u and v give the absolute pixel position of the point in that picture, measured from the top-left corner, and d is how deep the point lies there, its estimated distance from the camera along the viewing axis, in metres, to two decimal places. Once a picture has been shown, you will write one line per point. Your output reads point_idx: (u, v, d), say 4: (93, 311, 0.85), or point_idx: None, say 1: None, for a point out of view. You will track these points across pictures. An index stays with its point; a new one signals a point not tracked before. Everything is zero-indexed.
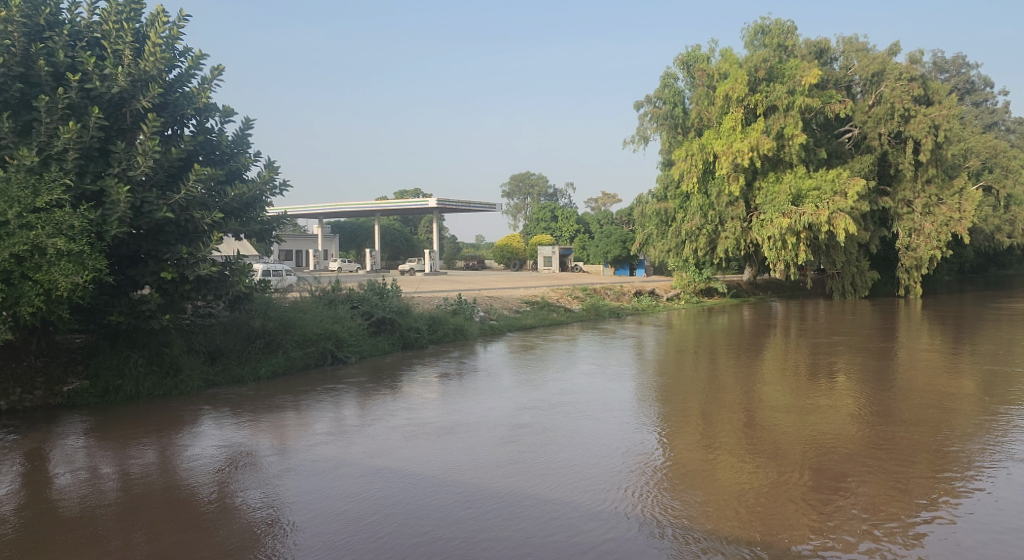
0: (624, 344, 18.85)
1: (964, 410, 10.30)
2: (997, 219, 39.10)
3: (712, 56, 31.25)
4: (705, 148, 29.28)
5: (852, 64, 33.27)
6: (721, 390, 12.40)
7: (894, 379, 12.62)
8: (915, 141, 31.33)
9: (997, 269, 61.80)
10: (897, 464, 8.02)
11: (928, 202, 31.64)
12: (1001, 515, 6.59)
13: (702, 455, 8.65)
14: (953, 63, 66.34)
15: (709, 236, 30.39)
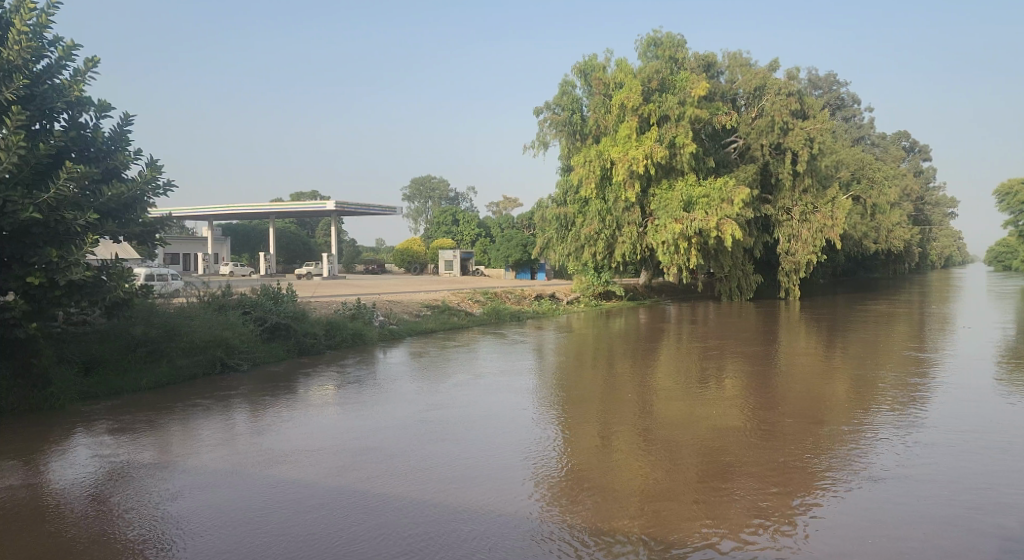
0: (525, 348, 18.87)
1: (838, 407, 10.89)
2: (865, 226, 42.09)
3: (608, 65, 31.88)
4: (602, 155, 29.90)
5: (737, 78, 34.96)
6: (618, 394, 12.60)
7: (776, 380, 13.26)
8: (793, 153, 33.20)
9: (865, 272, 66.56)
10: (779, 462, 8.36)
11: (805, 210, 33.43)
12: (878, 502, 6.96)
13: (598, 458, 8.73)
14: (825, 80, 71.10)
15: (607, 240, 30.98)
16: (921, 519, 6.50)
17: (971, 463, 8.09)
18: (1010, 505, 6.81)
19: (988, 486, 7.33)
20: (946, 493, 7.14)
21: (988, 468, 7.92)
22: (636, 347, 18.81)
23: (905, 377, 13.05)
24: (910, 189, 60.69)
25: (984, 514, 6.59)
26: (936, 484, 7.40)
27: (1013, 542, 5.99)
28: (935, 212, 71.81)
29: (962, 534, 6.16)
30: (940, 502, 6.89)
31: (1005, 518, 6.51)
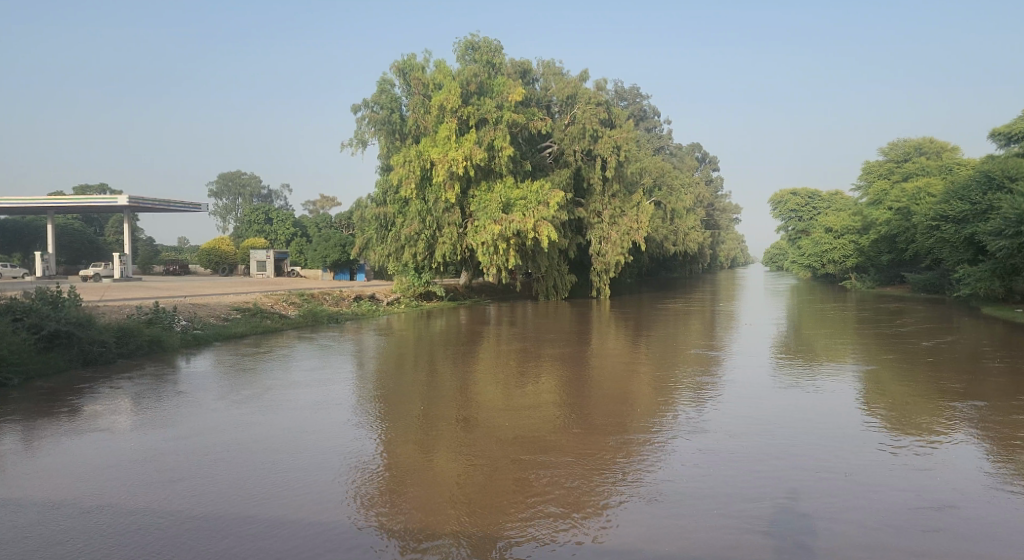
0: (343, 351, 18.35)
1: (639, 403, 11.71)
2: (665, 229, 45.65)
3: (426, 66, 31.83)
4: (422, 156, 29.77)
5: (550, 86, 36.51)
6: (439, 395, 12.68)
7: (588, 378, 14.03)
8: (602, 160, 35.19)
9: (665, 271, 72.25)
10: (586, 457, 8.83)
11: (614, 214, 35.59)
12: (675, 492, 7.57)
13: (419, 461, 8.75)
14: (630, 93, 76.20)
15: (427, 240, 30.89)
16: (707, 508, 7.12)
17: (750, 453, 9.01)
18: (780, 488, 7.70)
19: (763, 473, 8.21)
20: (730, 483, 7.88)
21: (764, 457, 8.86)
22: (457, 347, 18.97)
23: (695, 374, 14.31)
24: (702, 196, 66.73)
25: (759, 499, 7.36)
26: (721, 474, 8.16)
27: (781, 523, 6.75)
28: (722, 217, 79.58)
29: (741, 519, 6.85)
30: (724, 491, 7.60)
31: (775, 501, 7.32)
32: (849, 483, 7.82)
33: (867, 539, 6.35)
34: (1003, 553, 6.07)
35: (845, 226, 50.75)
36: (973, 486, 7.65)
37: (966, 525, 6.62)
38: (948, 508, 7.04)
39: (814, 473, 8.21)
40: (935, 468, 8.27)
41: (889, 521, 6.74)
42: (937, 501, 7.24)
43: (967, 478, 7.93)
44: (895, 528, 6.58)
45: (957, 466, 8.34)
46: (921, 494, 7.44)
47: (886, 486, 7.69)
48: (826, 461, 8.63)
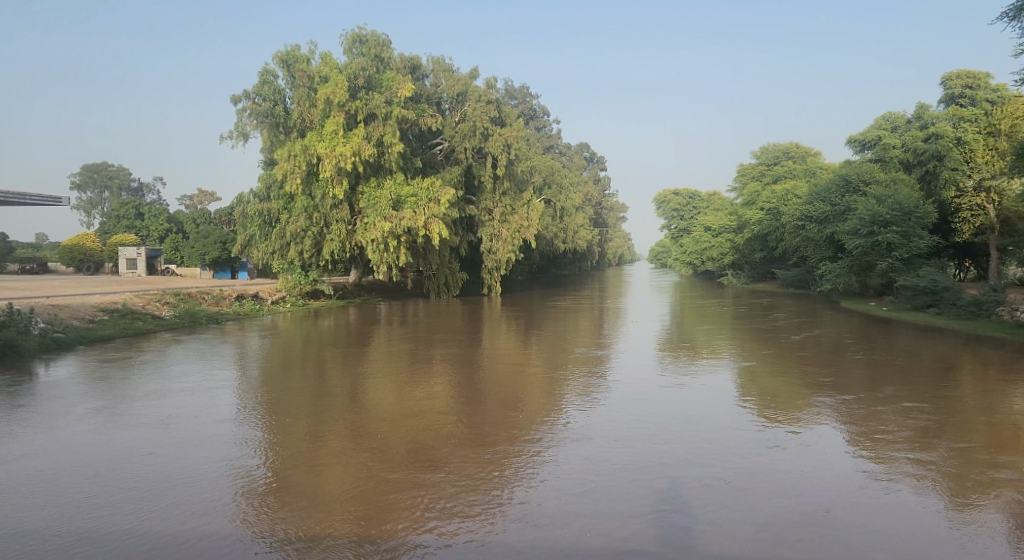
0: (224, 354, 17.49)
1: (528, 403, 11.77)
2: (555, 227, 46.46)
3: (311, 57, 30.78)
4: (308, 150, 28.71)
5: (440, 83, 36.25)
6: (329, 396, 12.33)
7: (481, 376, 14.07)
8: (493, 158, 35.35)
9: (555, 269, 73.55)
10: (476, 462, 8.74)
11: (504, 212, 35.85)
12: (563, 492, 7.73)
13: (308, 465, 8.49)
14: (520, 92, 76.79)
15: (315, 238, 29.76)
16: (598, 511, 7.25)
17: (638, 451, 9.28)
18: (662, 486, 8.00)
19: (650, 472, 8.47)
20: (619, 482, 8.08)
21: (651, 454, 9.14)
22: (345, 348, 18.42)
23: (583, 371, 14.59)
24: (590, 195, 68.41)
25: (647, 499, 7.58)
26: (610, 474, 8.36)
27: (669, 524, 6.97)
28: (609, 216, 81.94)
29: (631, 520, 7.02)
30: (614, 492, 7.78)
31: (660, 501, 7.57)
32: (729, 479, 8.20)
33: (748, 538, 6.68)
34: (867, 545, 6.55)
35: (722, 225, 53.48)
36: (839, 479, 8.22)
37: (833, 519, 7.10)
38: (818, 502, 7.52)
39: (692, 469, 8.60)
40: (805, 461, 8.82)
41: (766, 518, 7.12)
42: (809, 495, 7.72)
43: (834, 470, 8.51)
44: (771, 525, 6.96)
45: (824, 458, 8.94)
46: (793, 489, 7.91)
47: (763, 482, 8.13)
48: (706, 457, 9.01)
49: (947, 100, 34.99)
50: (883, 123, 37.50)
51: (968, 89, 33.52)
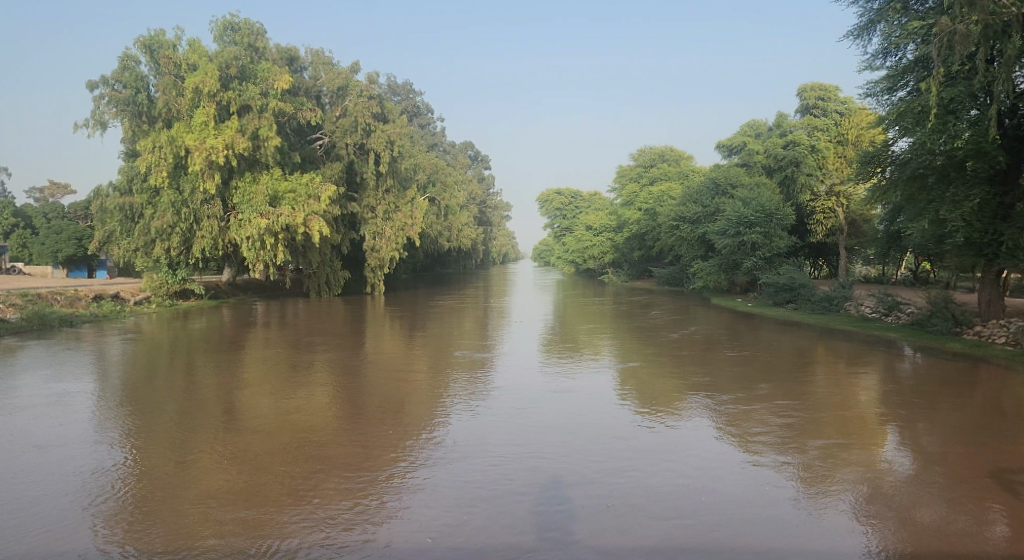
0: (79, 359, 16.12)
1: (413, 407, 11.46)
2: (440, 225, 46.20)
3: (177, 44, 28.89)
4: (175, 142, 26.83)
5: (320, 76, 35.08)
6: (199, 401, 11.64)
7: (364, 379, 13.74)
8: (376, 154, 34.65)
9: (440, 268, 73.28)
10: (355, 467, 8.52)
11: (388, 209, 35.25)
12: (442, 499, 7.64)
13: (173, 478, 7.96)
14: (403, 88, 75.56)
15: (183, 234, 28.03)
16: (481, 516, 7.23)
17: (520, 450, 9.33)
18: (540, 487, 8.08)
19: (533, 472, 8.54)
20: (501, 485, 8.10)
21: (533, 453, 9.22)
22: (215, 351, 17.37)
23: (467, 372, 14.52)
24: (475, 194, 68.57)
25: (529, 502, 7.65)
26: (493, 476, 8.36)
27: (550, 526, 7.06)
28: (493, 215, 82.49)
29: (511, 527, 7.03)
30: (497, 496, 7.79)
31: (538, 503, 7.64)
32: (608, 477, 8.41)
33: (627, 538, 6.88)
34: (735, 538, 6.92)
35: (602, 225, 55.13)
36: (709, 472, 8.63)
37: (704, 514, 7.45)
38: (690, 497, 7.87)
39: (569, 467, 8.75)
40: (679, 456, 9.19)
41: (642, 515, 7.36)
42: (682, 490, 8.06)
43: (705, 463, 8.92)
44: (648, 523, 7.21)
45: (697, 452, 9.34)
46: (668, 484, 8.23)
47: (640, 478, 8.40)
48: (587, 454, 9.20)
49: (802, 111, 37.86)
50: (747, 129, 40.00)
51: (820, 101, 36.44)
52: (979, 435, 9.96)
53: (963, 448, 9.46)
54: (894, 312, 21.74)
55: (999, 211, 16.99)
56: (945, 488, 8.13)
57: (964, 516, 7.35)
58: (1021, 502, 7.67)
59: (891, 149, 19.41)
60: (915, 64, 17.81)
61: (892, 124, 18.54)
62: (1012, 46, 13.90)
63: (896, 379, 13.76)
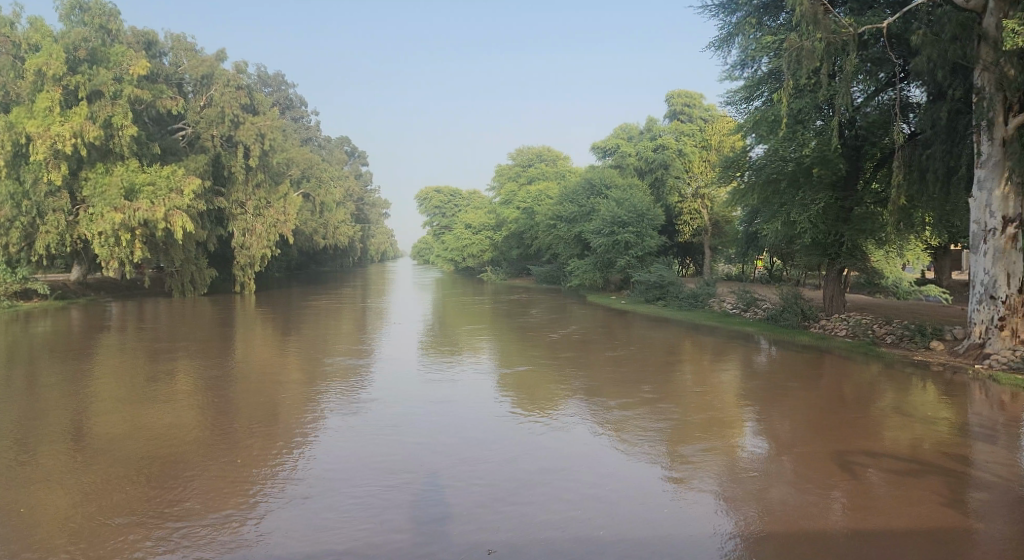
0: None
1: (288, 415, 10.92)
2: (315, 222, 44.86)
3: (16, 21, 26.32)
4: (13, 128, 24.45)
5: (181, 62, 33.08)
6: (44, 414, 10.76)
7: (232, 384, 13.21)
8: (244, 147, 33.14)
9: (316, 267, 71.33)
10: (221, 476, 8.24)
11: (258, 205, 33.85)
12: (312, 508, 7.42)
13: (16, 503, 7.38)
14: (274, 79, 72.54)
15: (24, 229, 25.65)
16: (356, 522, 7.10)
17: (396, 452, 9.23)
18: (415, 489, 8.01)
19: (410, 473, 8.47)
20: (378, 488, 7.98)
21: (409, 454, 9.14)
22: (64, 358, 15.92)
23: (343, 375, 14.19)
24: (352, 190, 67.08)
25: (407, 503, 7.60)
26: (369, 480, 8.21)
27: (427, 528, 7.02)
28: (371, 212, 81.14)
29: (385, 532, 6.92)
30: (373, 500, 7.67)
31: (413, 505, 7.56)
32: (485, 476, 8.47)
33: (504, 533, 6.96)
34: (608, 528, 7.15)
35: (482, 223, 55.53)
36: (583, 467, 8.88)
37: (578, 506, 7.65)
38: (565, 491, 8.06)
39: (444, 467, 8.72)
40: (554, 452, 9.41)
41: (521, 512, 7.48)
42: (558, 483, 8.26)
43: (578, 458, 9.18)
44: (524, 518, 7.33)
45: (571, 448, 9.60)
46: (543, 480, 8.40)
47: (516, 475, 8.53)
48: (463, 454, 9.23)
49: (670, 116, 39.51)
50: (620, 132, 41.39)
51: (686, 108, 38.20)
52: (823, 421, 10.84)
53: (811, 433, 10.24)
54: (752, 308, 23.28)
55: (840, 214, 18.64)
56: (795, 471, 8.76)
57: (810, 495, 7.97)
58: (859, 481, 8.38)
59: (749, 155, 20.66)
60: (769, 76, 19.01)
61: (750, 132, 19.74)
62: (849, 64, 15.12)
63: (753, 371, 14.74)
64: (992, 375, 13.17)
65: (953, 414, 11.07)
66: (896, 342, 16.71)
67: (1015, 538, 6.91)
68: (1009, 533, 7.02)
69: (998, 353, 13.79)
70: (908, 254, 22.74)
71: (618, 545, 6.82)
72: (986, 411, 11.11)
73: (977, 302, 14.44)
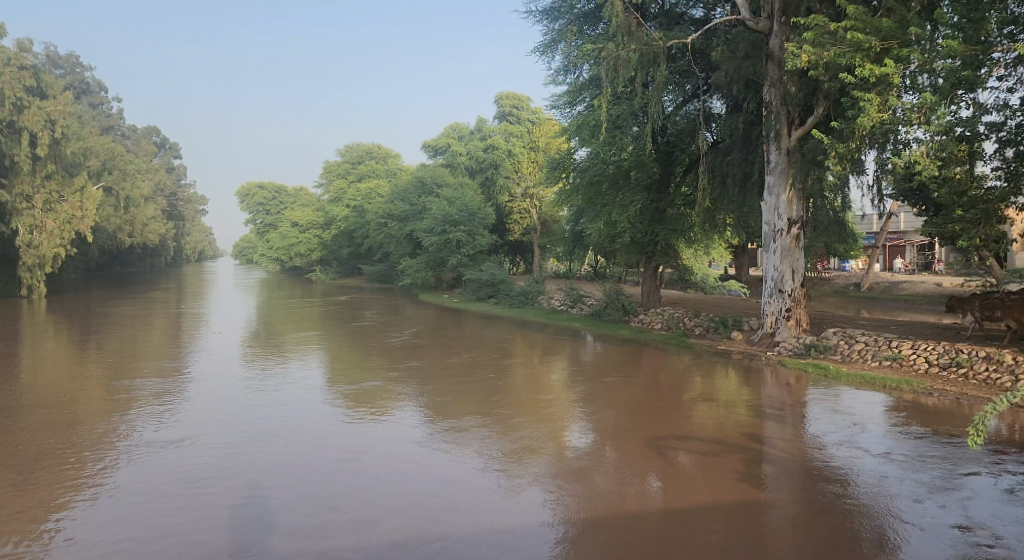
0: None
1: (83, 437, 9.82)
2: (119, 218, 41.02)
3: None
4: None
5: None
6: None
7: (16, 403, 11.84)
8: (31, 134, 29.59)
9: (121, 268, 65.18)
10: (7, 505, 7.51)
11: (48, 199, 30.45)
12: (117, 531, 6.96)
13: None
14: (66, 60, 65.33)
15: None
16: (166, 548, 6.64)
17: (212, 467, 8.63)
18: (235, 497, 7.74)
19: (228, 484, 8.08)
20: (192, 505, 7.54)
21: (226, 469, 8.59)
22: None
23: (150, 387, 13.02)
24: (162, 184, 62.03)
25: (226, 513, 7.35)
26: (180, 501, 7.63)
27: (248, 538, 6.84)
28: (185, 208, 75.53)
29: (201, 547, 6.67)
30: (184, 523, 7.14)
31: (232, 515, 7.31)
32: (309, 483, 8.16)
33: (330, 542, 6.75)
34: (435, 525, 7.16)
35: (309, 221, 53.58)
36: (410, 465, 8.83)
37: (406, 506, 7.57)
38: (393, 491, 7.97)
39: (265, 473, 8.47)
40: (383, 451, 9.35)
41: (346, 510, 7.46)
42: (385, 480, 8.30)
43: (405, 454, 9.25)
44: (351, 518, 7.27)
45: (400, 446, 9.58)
46: (369, 482, 8.24)
47: (343, 479, 8.29)
48: (286, 463, 8.82)
49: (498, 117, 40.45)
50: (451, 132, 41.88)
51: (514, 109, 39.31)
52: (640, 410, 11.50)
53: (629, 421, 10.88)
54: (578, 304, 24.31)
55: (655, 215, 19.98)
56: (615, 458, 9.19)
57: (626, 476, 8.54)
58: (672, 464, 8.93)
59: (573, 157, 21.55)
60: (590, 82, 19.91)
61: (573, 135, 20.57)
62: (660, 74, 16.21)
63: (578, 365, 15.37)
64: (781, 360, 14.70)
65: (750, 397, 12.20)
66: (704, 333, 18.14)
67: (801, 505, 7.66)
68: (795, 499, 7.79)
69: (786, 341, 15.43)
70: (713, 252, 24.85)
71: (444, 533, 7.01)
72: (776, 393, 12.36)
73: (769, 295, 15.99)
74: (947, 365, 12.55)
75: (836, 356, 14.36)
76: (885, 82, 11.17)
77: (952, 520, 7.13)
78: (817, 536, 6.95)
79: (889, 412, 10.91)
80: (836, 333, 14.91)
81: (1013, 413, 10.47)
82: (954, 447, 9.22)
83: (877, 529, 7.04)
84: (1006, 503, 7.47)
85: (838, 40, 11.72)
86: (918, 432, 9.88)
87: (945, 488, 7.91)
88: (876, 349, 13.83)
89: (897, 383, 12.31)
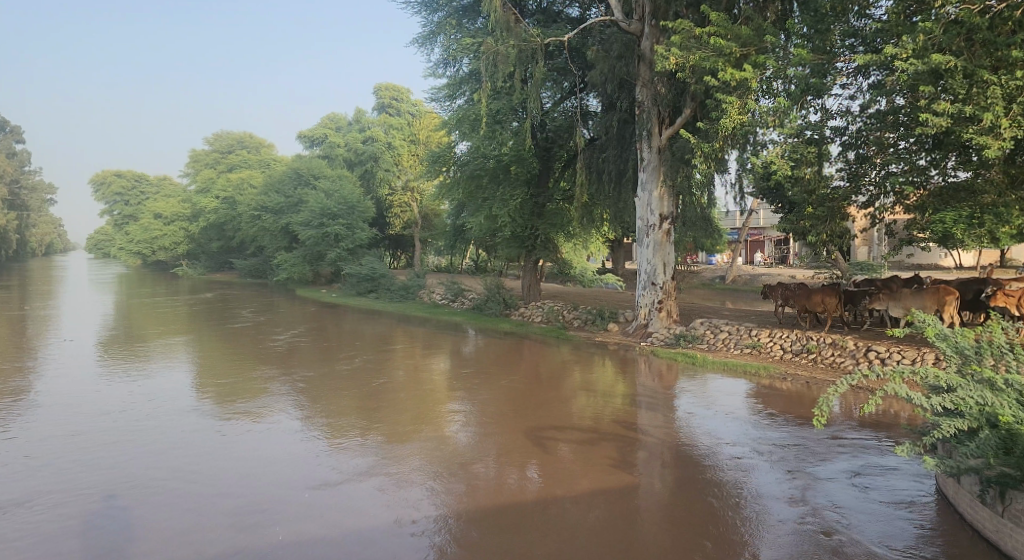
0: None
1: None
2: None
3: None
4: None
5: None
6: None
7: None
8: None
9: None
10: None
11: None
12: None
13: None
14: None
15: None
16: None
17: (66, 481, 8.05)
18: (95, 511, 7.31)
19: (88, 497, 7.63)
20: (48, 523, 7.08)
21: (81, 483, 7.99)
22: None
23: None
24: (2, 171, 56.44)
25: (86, 529, 6.95)
26: (31, 521, 7.11)
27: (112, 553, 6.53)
28: (29, 198, 68.94)
29: None
30: (37, 545, 6.68)
31: (94, 531, 6.93)
32: (178, 490, 7.79)
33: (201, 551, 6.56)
34: (310, 524, 7.06)
35: (174, 213, 50.43)
36: (286, 464, 8.62)
37: (282, 507, 7.42)
38: (267, 494, 7.70)
39: (127, 482, 8.03)
40: (256, 451, 9.07)
41: (219, 514, 7.23)
42: (259, 480, 8.09)
43: (281, 453, 9.00)
44: (222, 523, 7.07)
45: (276, 446, 9.30)
46: (244, 484, 7.98)
47: (214, 483, 8.00)
48: (149, 472, 8.31)
49: (377, 108, 39.80)
50: (328, 122, 40.75)
51: (393, 101, 38.76)
52: (519, 401, 11.70)
53: (508, 412, 11.04)
54: (459, 299, 24.35)
55: (535, 209, 20.31)
56: (494, 449, 9.29)
57: (505, 467, 8.66)
58: (551, 453, 9.12)
59: (454, 151, 21.35)
60: (469, 76, 19.91)
61: (453, 129, 20.48)
62: (539, 71, 16.37)
63: (459, 359, 15.41)
64: (652, 350, 15.37)
65: (623, 386, 12.68)
66: (582, 325, 18.66)
67: (668, 490, 7.99)
68: (664, 481, 8.22)
69: (657, 332, 16.14)
70: (590, 247, 25.60)
71: (321, 532, 6.92)
72: (648, 382, 12.90)
73: (643, 288, 16.65)
74: (799, 351, 13.56)
75: (702, 345, 15.17)
76: (745, 86, 11.84)
77: (799, 494, 7.79)
78: (684, 513, 7.40)
79: (748, 397, 11.63)
80: (702, 323, 15.76)
81: (855, 393, 11.44)
82: (803, 428, 9.96)
83: (735, 508, 7.50)
84: (847, 480, 8.10)
85: (703, 44, 12.27)
86: (774, 416, 10.57)
87: (796, 469, 8.48)
88: (738, 338, 14.73)
89: (756, 370, 13.19)
